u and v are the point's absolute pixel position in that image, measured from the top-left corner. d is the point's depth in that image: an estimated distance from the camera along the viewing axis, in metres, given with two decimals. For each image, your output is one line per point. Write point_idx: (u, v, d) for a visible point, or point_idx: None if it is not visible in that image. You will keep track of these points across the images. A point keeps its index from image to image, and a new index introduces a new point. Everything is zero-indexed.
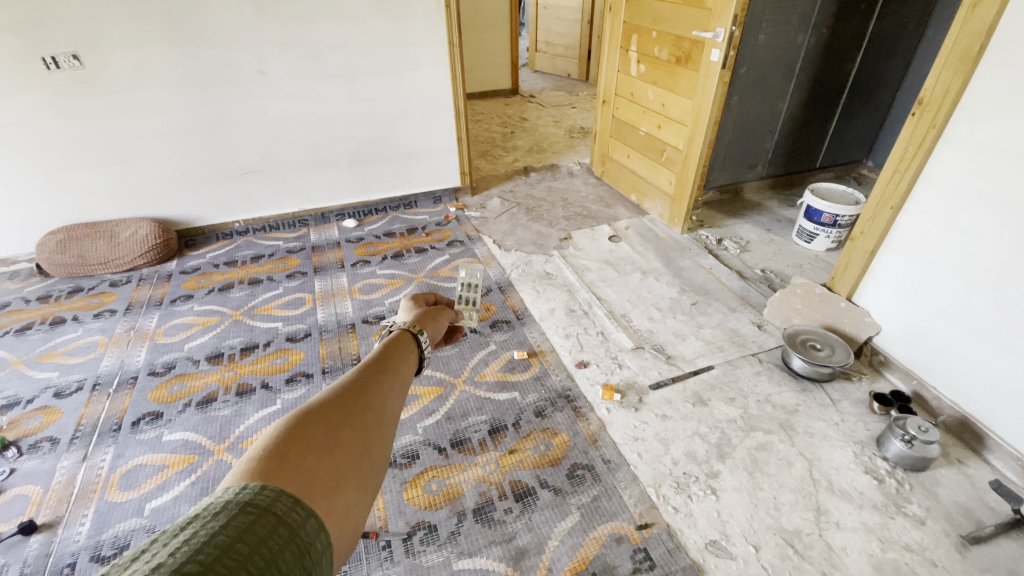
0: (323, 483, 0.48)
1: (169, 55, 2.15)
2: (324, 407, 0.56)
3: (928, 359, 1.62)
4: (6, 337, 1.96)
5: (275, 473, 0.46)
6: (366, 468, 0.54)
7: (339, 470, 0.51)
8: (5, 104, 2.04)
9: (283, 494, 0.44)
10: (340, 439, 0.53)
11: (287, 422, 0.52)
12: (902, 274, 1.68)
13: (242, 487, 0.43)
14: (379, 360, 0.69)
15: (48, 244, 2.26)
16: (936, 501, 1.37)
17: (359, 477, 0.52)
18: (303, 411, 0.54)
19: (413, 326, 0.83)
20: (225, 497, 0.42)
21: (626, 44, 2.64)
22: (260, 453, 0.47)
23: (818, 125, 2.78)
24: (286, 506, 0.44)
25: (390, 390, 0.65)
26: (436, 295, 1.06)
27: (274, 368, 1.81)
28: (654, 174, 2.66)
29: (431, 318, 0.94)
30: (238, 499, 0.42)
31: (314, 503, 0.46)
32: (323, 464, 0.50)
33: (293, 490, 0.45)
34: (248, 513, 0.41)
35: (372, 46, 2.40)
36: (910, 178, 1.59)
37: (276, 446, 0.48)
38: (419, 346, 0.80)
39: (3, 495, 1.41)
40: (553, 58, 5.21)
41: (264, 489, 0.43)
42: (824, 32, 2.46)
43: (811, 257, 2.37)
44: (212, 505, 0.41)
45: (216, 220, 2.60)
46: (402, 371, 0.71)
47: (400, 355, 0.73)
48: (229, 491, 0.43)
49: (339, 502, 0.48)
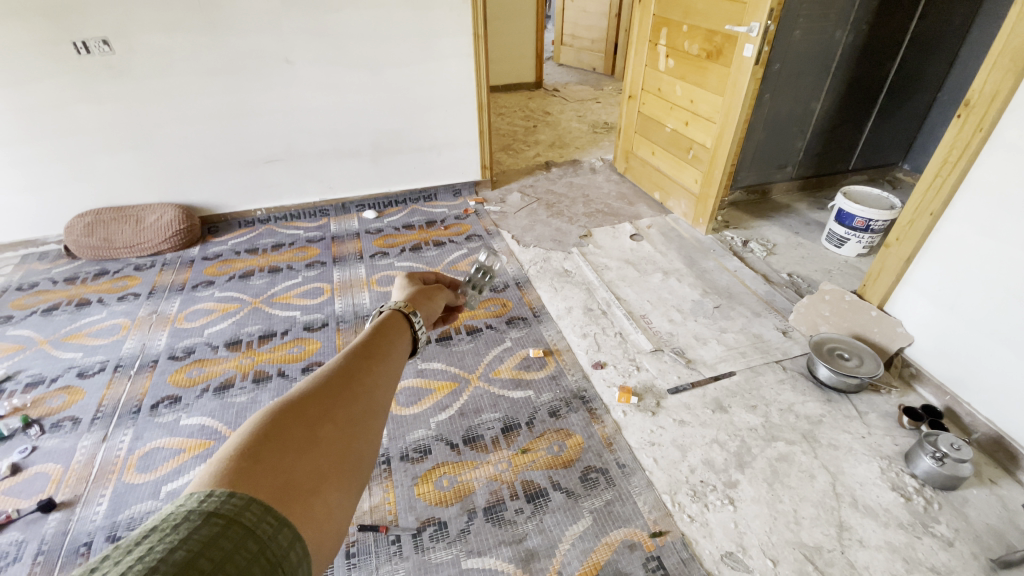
0: (301, 486, 0.46)
1: (195, 42, 2.16)
2: (303, 400, 0.53)
3: (962, 373, 1.55)
4: (33, 316, 2.01)
5: (247, 476, 0.43)
6: (349, 464, 0.52)
7: (319, 469, 0.48)
8: (39, 89, 2.08)
9: (253, 501, 0.42)
10: (320, 435, 0.51)
11: (262, 418, 0.50)
12: (939, 284, 1.60)
13: (207, 494, 0.40)
14: (368, 345, 0.67)
15: (77, 227, 2.31)
16: (966, 522, 1.31)
17: (341, 476, 0.50)
18: (281, 405, 0.52)
19: (406, 306, 0.80)
20: (187, 505, 0.39)
21: (655, 38, 2.57)
22: (231, 454, 0.45)
23: (852, 125, 2.68)
24: (256, 516, 0.41)
25: (377, 378, 0.63)
26: (437, 273, 1.04)
27: (290, 357, 1.82)
28: (679, 173, 2.61)
29: (426, 296, 0.91)
30: (203, 508, 0.39)
31: (289, 509, 0.43)
32: (300, 464, 0.47)
33: (265, 497, 0.43)
34: (212, 526, 0.38)
35: (396, 34, 2.38)
36: (953, 183, 1.52)
37: (249, 447, 0.45)
38: (411, 325, 0.78)
39: (24, 472, 1.44)
40: (578, 51, 5.15)
41: (232, 498, 0.41)
42: (864, 28, 2.36)
43: (841, 263, 2.29)
44: (172, 515, 0.38)
45: (238, 207, 2.62)
46: (393, 355, 0.69)
47: (391, 338, 0.71)
48: (192, 499, 0.40)
49: (318, 505, 0.46)
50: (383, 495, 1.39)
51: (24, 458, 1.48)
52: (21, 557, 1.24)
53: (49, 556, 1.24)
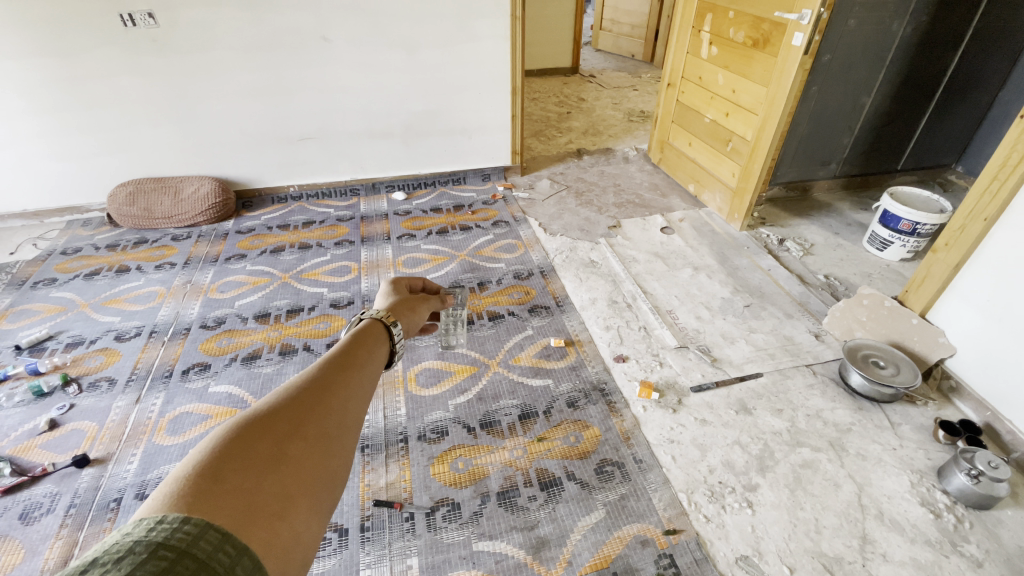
0: (265, 508, 0.45)
1: (237, 17, 2.18)
2: (272, 415, 0.53)
3: (1005, 390, 1.47)
4: (76, 280, 2.09)
5: (205, 499, 0.42)
6: (318, 485, 0.52)
7: (287, 490, 0.48)
8: (87, 60, 2.15)
9: (210, 528, 0.40)
10: (289, 452, 0.51)
11: (228, 434, 0.49)
12: (989, 295, 1.50)
13: (158, 521, 0.39)
14: (345, 355, 0.68)
15: (119, 196, 2.40)
16: (997, 544, 1.25)
17: (309, 496, 0.50)
18: (248, 418, 0.52)
19: (387, 316, 0.81)
20: (134, 534, 0.37)
21: (699, 24, 2.48)
22: (188, 474, 0.43)
23: (903, 123, 2.54)
24: (212, 545, 0.39)
25: (353, 390, 0.63)
26: (424, 281, 1.04)
27: (316, 333, 1.85)
28: (716, 166, 2.52)
29: (409, 307, 0.91)
30: (151, 539, 0.37)
31: (250, 534, 0.42)
32: (264, 485, 0.46)
33: (224, 523, 0.41)
34: (159, 559, 0.36)
35: (433, 15, 2.36)
36: (1011, 187, 1.42)
37: (209, 465, 0.45)
38: (390, 336, 0.78)
39: (61, 428, 1.51)
40: (617, 37, 5.02)
41: (185, 525, 0.39)
42: (923, 19, 2.22)
43: (882, 267, 2.19)
44: (115, 546, 0.37)
45: (272, 184, 2.67)
46: (369, 365, 0.69)
47: (369, 347, 0.71)
48: (140, 528, 0.38)
49: (283, 530, 0.45)
50: (399, 472, 1.41)
51: (62, 414, 1.55)
52: (55, 509, 1.30)
53: (81, 509, 1.31)
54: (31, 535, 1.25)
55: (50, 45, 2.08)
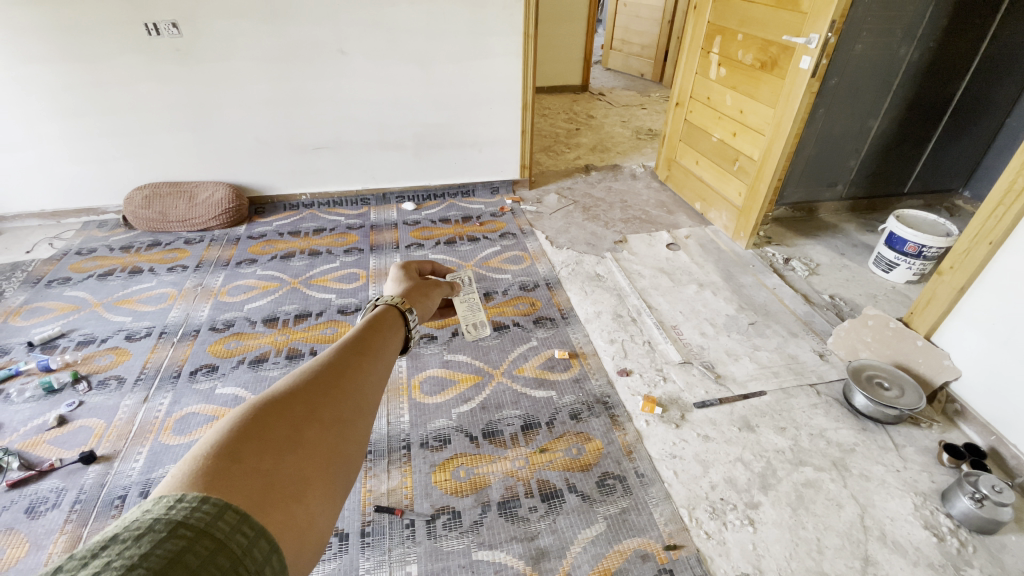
0: (282, 491, 0.46)
1: (257, 30, 2.25)
2: (288, 399, 0.54)
3: (1010, 414, 1.46)
4: (90, 280, 2.13)
5: (224, 478, 0.43)
6: (333, 468, 0.53)
7: (303, 474, 0.49)
8: (110, 66, 2.21)
9: (229, 508, 0.41)
10: (305, 435, 0.52)
11: (245, 415, 0.51)
12: (993, 319, 1.51)
13: (177, 500, 0.40)
14: (361, 340, 0.70)
15: (135, 200, 2.45)
16: (1001, 569, 1.23)
17: (324, 481, 0.51)
18: (265, 400, 0.53)
19: (402, 302, 0.83)
20: (154, 511, 0.39)
21: (708, 46, 2.53)
22: (207, 454, 0.45)
23: (911, 145, 2.56)
24: (230, 525, 0.40)
25: (367, 376, 0.65)
26: (435, 264, 1.06)
27: (323, 338, 1.87)
28: (722, 184, 2.55)
29: (422, 293, 0.93)
30: (170, 516, 0.38)
31: (268, 514, 0.44)
32: (281, 467, 0.48)
33: (242, 503, 0.42)
34: (178, 539, 0.37)
35: (447, 31, 2.42)
36: (1016, 213, 1.43)
37: (227, 445, 0.46)
38: (405, 322, 0.80)
39: (69, 424, 1.53)
40: (627, 56, 5.11)
41: (204, 505, 0.40)
42: (930, 45, 2.26)
43: (888, 289, 2.19)
44: (135, 523, 0.38)
45: (285, 191, 2.72)
46: (385, 352, 0.71)
47: (384, 334, 0.74)
48: (160, 506, 0.39)
49: (300, 512, 0.47)
50: (400, 479, 1.42)
51: (71, 411, 1.57)
52: (60, 504, 1.32)
53: (85, 506, 1.32)
54: (36, 529, 1.26)
55: (74, 52, 2.15)
